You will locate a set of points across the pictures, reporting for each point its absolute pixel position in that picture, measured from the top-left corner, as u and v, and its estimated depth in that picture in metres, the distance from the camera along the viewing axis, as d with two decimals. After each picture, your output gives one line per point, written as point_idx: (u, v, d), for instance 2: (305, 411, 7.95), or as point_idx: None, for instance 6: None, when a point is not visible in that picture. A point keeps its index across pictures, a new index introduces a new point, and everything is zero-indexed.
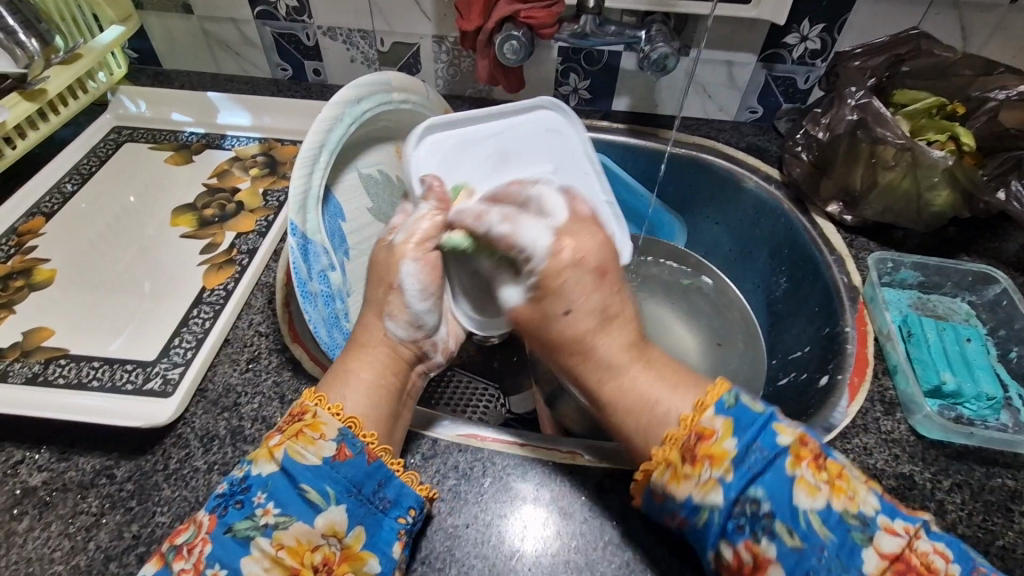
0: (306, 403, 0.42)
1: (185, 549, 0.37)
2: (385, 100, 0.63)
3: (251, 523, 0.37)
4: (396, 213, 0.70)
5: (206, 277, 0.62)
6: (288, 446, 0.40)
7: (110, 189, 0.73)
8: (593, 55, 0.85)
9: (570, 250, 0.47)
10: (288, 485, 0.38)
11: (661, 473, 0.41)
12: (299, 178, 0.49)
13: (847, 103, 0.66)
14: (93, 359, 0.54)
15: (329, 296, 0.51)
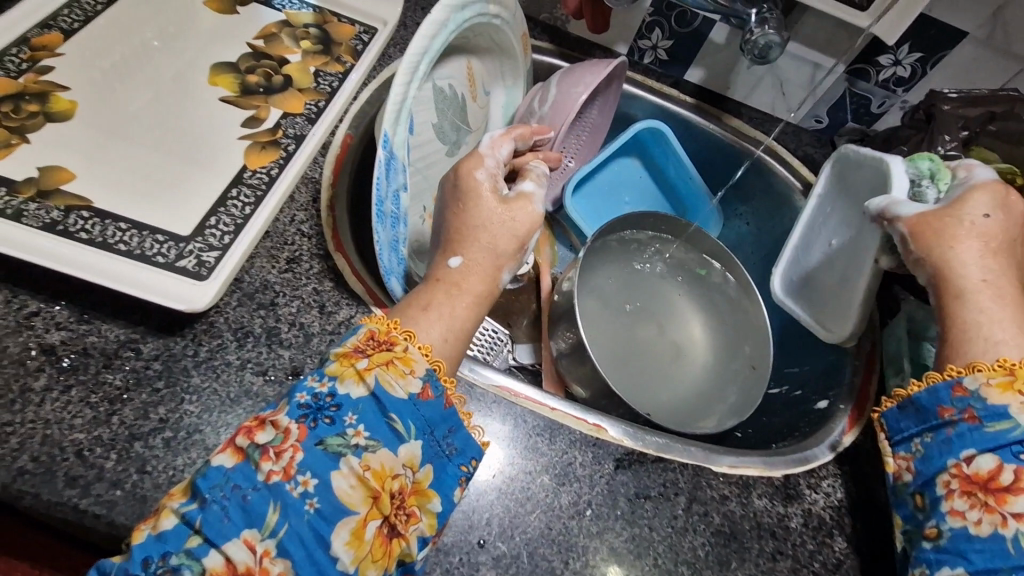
0: (392, 333, 0.42)
1: (271, 451, 0.37)
2: (481, 13, 0.57)
3: (343, 441, 0.37)
4: (452, 133, 0.67)
5: (248, 155, 0.56)
6: (380, 375, 0.39)
7: (138, 20, 0.64)
8: (686, 15, 0.79)
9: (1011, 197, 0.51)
10: (377, 412, 0.39)
11: (991, 376, 0.44)
12: (400, 85, 0.45)
13: (937, 149, 0.69)
14: (119, 219, 0.49)
15: (396, 219, 0.49)
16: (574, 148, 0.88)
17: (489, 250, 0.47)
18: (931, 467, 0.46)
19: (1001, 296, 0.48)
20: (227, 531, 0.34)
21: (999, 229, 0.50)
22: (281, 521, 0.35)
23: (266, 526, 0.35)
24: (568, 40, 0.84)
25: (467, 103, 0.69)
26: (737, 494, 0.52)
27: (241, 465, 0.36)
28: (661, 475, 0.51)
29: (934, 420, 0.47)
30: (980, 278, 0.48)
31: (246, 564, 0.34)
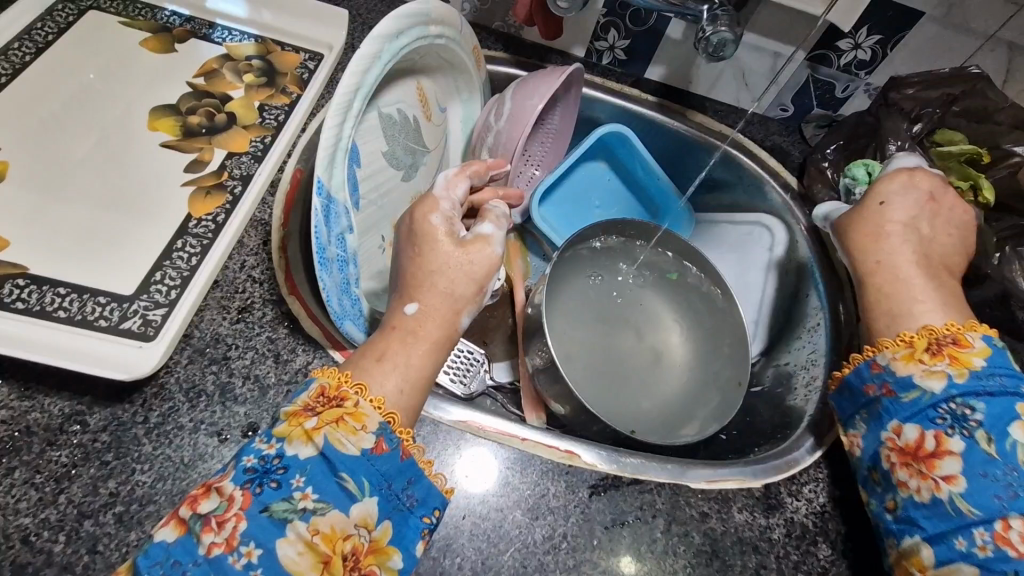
0: (343, 388, 0.41)
1: (212, 521, 0.36)
2: (422, 36, 0.56)
3: (289, 506, 0.36)
4: (407, 156, 0.65)
5: (192, 203, 0.55)
6: (329, 434, 0.38)
7: (70, 67, 0.62)
8: (640, 14, 0.77)
9: (913, 179, 0.59)
10: (326, 472, 0.37)
11: (897, 351, 0.50)
12: (332, 128, 0.45)
13: (889, 149, 0.70)
14: (57, 284, 0.48)
15: (343, 261, 0.51)
16: (539, 156, 0.87)
17: (444, 297, 0.46)
18: (870, 442, 0.51)
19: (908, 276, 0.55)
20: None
21: (903, 210, 0.58)
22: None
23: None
24: (523, 47, 0.82)
25: (420, 124, 0.67)
26: (716, 509, 0.51)
27: (183, 539, 0.35)
28: (637, 498, 0.50)
29: (863, 399, 0.52)
30: (876, 260, 0.57)
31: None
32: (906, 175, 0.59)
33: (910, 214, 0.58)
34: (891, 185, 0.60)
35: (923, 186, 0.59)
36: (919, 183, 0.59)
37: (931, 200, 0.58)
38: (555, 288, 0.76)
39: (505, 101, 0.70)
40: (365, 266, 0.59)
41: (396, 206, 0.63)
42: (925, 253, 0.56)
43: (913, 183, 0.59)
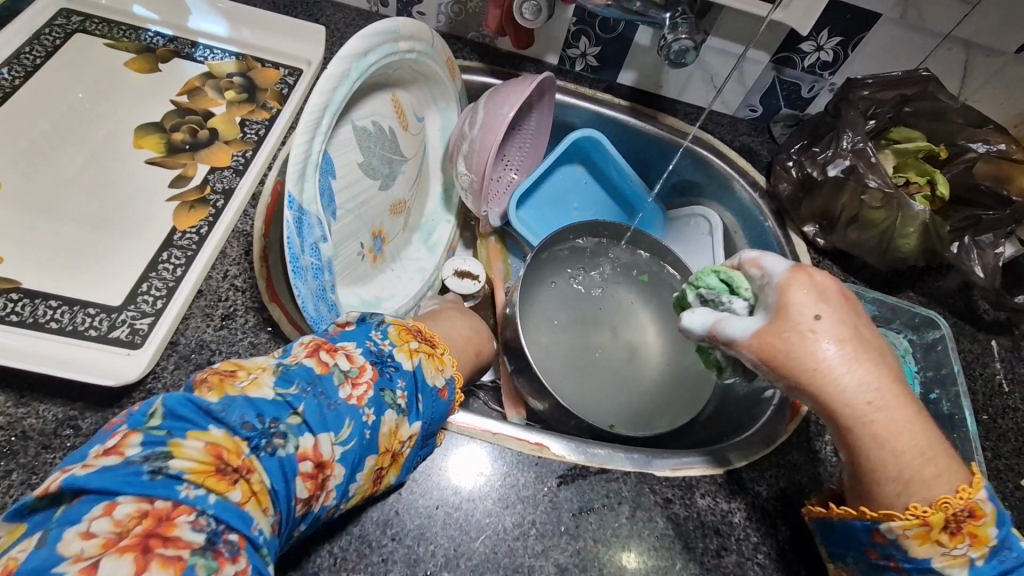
0: (433, 340, 0.52)
1: (349, 378, 0.43)
2: (392, 52, 0.59)
3: (394, 398, 0.45)
4: (384, 166, 0.68)
5: (177, 216, 0.57)
6: (426, 363, 0.48)
7: (58, 89, 0.65)
8: (608, 22, 0.80)
9: (812, 278, 0.44)
10: (421, 388, 0.47)
11: (909, 530, 0.41)
12: (300, 143, 0.48)
13: (841, 145, 0.69)
14: (49, 297, 0.51)
15: (318, 268, 0.53)
16: (518, 160, 0.89)
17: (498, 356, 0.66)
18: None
19: (889, 414, 0.41)
20: (317, 423, 0.40)
21: (839, 332, 0.42)
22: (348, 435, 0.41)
23: (341, 434, 0.41)
24: (498, 56, 0.85)
25: (396, 134, 0.69)
26: (679, 495, 0.54)
27: (325, 376, 0.42)
28: (604, 487, 0.53)
29: (862, 555, 0.46)
30: (866, 400, 0.41)
31: (325, 454, 0.40)
32: (810, 276, 0.45)
33: (849, 331, 0.42)
34: (801, 292, 0.44)
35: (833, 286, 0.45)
36: (824, 286, 0.44)
37: (847, 302, 0.44)
38: (530, 288, 0.79)
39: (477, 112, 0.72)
40: (347, 272, 0.63)
41: (373, 213, 0.67)
42: (892, 372, 0.42)
43: (818, 286, 0.44)
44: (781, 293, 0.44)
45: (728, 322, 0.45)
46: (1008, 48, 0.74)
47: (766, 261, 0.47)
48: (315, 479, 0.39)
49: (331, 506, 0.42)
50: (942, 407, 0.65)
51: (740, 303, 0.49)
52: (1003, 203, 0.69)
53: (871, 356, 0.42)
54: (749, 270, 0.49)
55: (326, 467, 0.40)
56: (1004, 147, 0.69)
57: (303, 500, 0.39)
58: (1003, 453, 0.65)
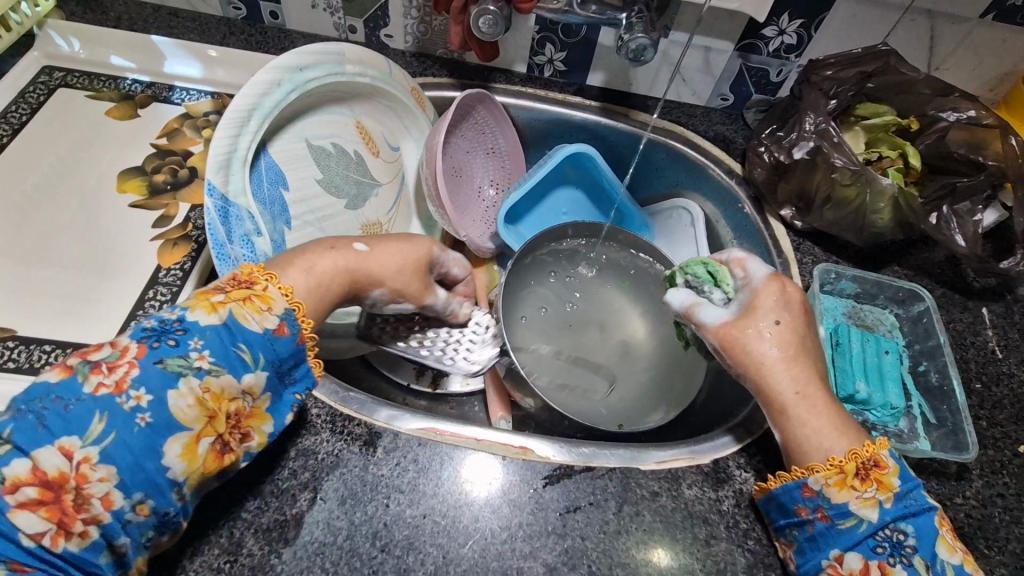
0: (256, 276, 0.48)
1: (104, 366, 0.41)
2: (338, 72, 0.62)
3: (183, 362, 0.42)
4: (351, 186, 0.71)
5: (161, 254, 0.60)
6: (236, 310, 0.44)
7: (44, 142, 0.68)
8: (571, 27, 0.81)
9: (783, 288, 0.56)
10: (224, 340, 0.43)
11: (828, 477, 0.48)
12: (224, 138, 0.49)
13: (804, 128, 0.69)
14: (44, 342, 0.53)
15: (253, 261, 0.52)
16: (503, 179, 0.92)
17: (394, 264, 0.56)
18: (809, 566, 0.48)
19: (813, 406, 0.51)
20: (48, 435, 0.37)
21: (785, 338, 0.54)
22: (108, 429, 0.39)
23: (89, 434, 0.38)
24: (466, 70, 0.87)
25: (362, 157, 0.72)
26: (666, 488, 0.54)
27: (68, 380, 0.40)
28: (590, 485, 0.54)
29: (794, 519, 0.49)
30: (795, 390, 0.52)
31: (65, 471, 0.37)
32: (794, 285, 0.57)
33: (796, 340, 0.54)
34: (769, 296, 0.55)
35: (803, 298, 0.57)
36: (791, 296, 0.56)
37: (806, 311, 0.56)
38: (514, 292, 0.80)
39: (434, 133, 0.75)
40: None
41: (338, 230, 0.68)
42: (820, 376, 0.53)
43: (784, 299, 0.55)
44: (753, 294, 0.56)
45: (702, 309, 0.57)
46: (973, 15, 0.74)
47: (750, 264, 0.59)
48: (55, 504, 0.36)
49: (135, 509, 0.39)
50: (931, 378, 0.65)
51: (718, 294, 0.60)
52: (975, 167, 0.69)
53: (812, 357, 0.54)
54: (733, 269, 0.60)
55: (74, 479, 0.37)
56: (975, 113, 0.69)
57: (48, 534, 0.36)
58: (1000, 421, 0.65)
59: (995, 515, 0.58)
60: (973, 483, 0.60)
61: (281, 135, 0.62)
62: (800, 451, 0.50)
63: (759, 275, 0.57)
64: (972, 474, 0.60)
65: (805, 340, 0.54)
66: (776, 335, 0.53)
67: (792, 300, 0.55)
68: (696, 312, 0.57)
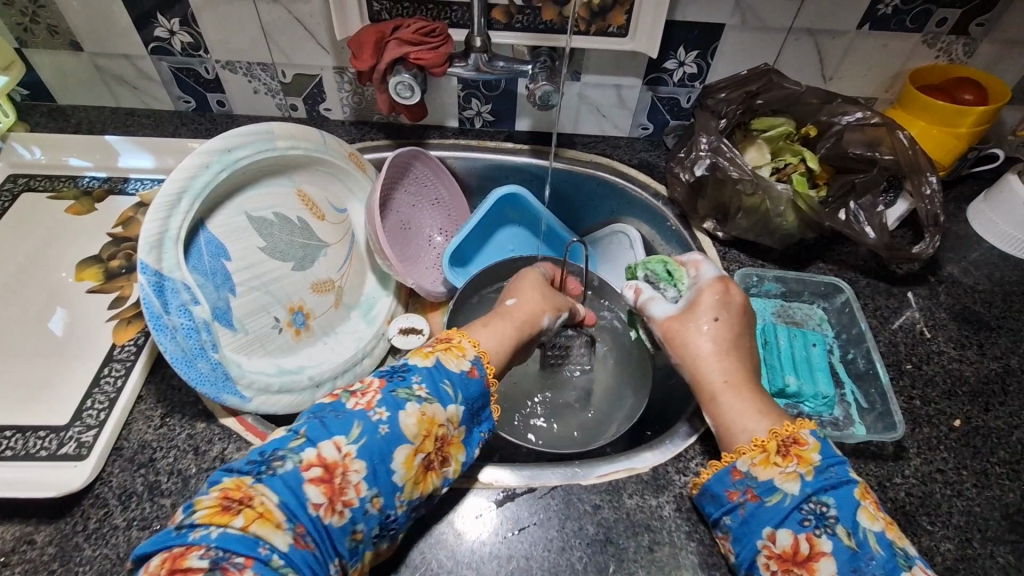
0: (452, 335, 0.60)
1: (358, 392, 0.52)
2: (268, 148, 0.68)
3: (409, 392, 0.52)
4: (297, 250, 0.75)
5: (115, 333, 0.64)
6: (440, 356, 0.56)
7: (9, 243, 0.73)
8: (491, 82, 0.88)
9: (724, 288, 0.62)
10: (435, 377, 0.54)
11: (752, 457, 0.51)
12: (155, 221, 0.54)
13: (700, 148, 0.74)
14: (3, 428, 0.56)
15: (192, 329, 0.56)
16: (448, 225, 0.97)
17: (537, 299, 0.70)
18: (746, 550, 0.49)
19: (740, 392, 0.55)
20: (326, 434, 0.48)
21: (721, 334, 0.59)
22: (361, 434, 0.48)
23: (351, 435, 0.48)
24: (402, 131, 0.94)
25: (307, 222, 0.77)
26: (607, 500, 0.56)
27: (336, 401, 0.52)
28: (532, 506, 0.56)
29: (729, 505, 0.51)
30: (723, 378, 0.57)
31: (332, 459, 0.47)
32: (736, 287, 0.62)
33: (731, 337, 0.59)
34: (711, 297, 0.61)
35: (745, 300, 0.62)
36: (732, 298, 0.61)
37: (745, 314, 0.61)
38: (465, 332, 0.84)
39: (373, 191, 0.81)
40: (256, 343, 0.68)
41: (286, 291, 0.73)
42: (749, 371, 0.58)
43: (723, 303, 0.60)
44: (697, 294, 0.62)
45: (655, 302, 0.64)
46: (850, 27, 0.81)
47: (702, 266, 0.65)
48: (330, 484, 0.46)
49: (371, 501, 0.47)
50: (860, 364, 0.68)
51: (672, 291, 0.65)
52: (870, 163, 0.75)
53: (745, 352, 0.59)
54: (689, 270, 0.66)
55: (342, 466, 0.47)
56: (863, 115, 0.74)
57: (324, 506, 0.45)
58: (933, 398, 0.67)
59: (936, 491, 0.59)
60: (911, 461, 0.61)
61: (221, 212, 0.67)
62: (730, 432, 0.54)
63: (709, 277, 0.63)
64: (909, 453, 0.62)
65: (736, 338, 0.59)
66: (711, 330, 0.59)
67: (731, 300, 0.61)
68: (650, 306, 0.64)
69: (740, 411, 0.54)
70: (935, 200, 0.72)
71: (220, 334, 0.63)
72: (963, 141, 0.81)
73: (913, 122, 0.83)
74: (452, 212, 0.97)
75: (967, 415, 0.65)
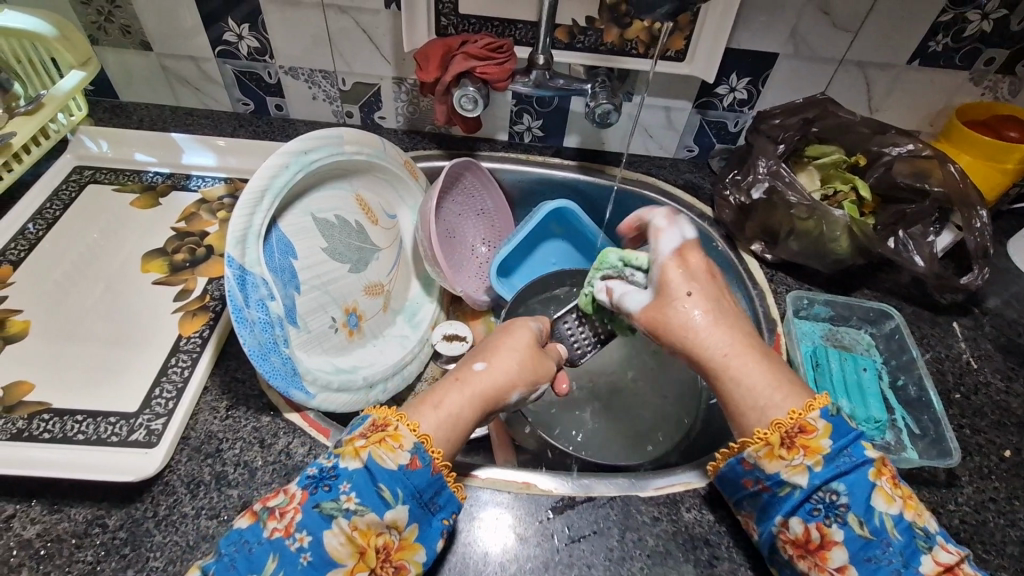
0: (388, 417, 0.50)
1: (277, 511, 0.46)
2: (337, 152, 0.70)
3: (336, 504, 0.45)
4: (353, 253, 0.77)
5: (181, 324, 0.66)
6: (373, 451, 0.47)
7: (76, 233, 0.74)
8: (544, 99, 0.90)
9: (682, 263, 0.56)
10: (367, 481, 0.46)
11: (758, 449, 0.50)
12: (241, 217, 0.56)
13: (758, 171, 0.77)
14: (75, 412, 0.57)
15: (267, 323, 0.58)
16: (494, 236, 0.99)
17: (511, 369, 0.57)
18: (764, 532, 0.51)
19: (746, 361, 0.51)
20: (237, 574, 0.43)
21: (705, 303, 0.53)
22: (278, 568, 0.44)
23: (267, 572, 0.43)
24: (453, 142, 0.96)
25: (363, 226, 0.79)
26: (666, 513, 0.57)
27: (253, 525, 0.46)
28: (593, 514, 0.56)
29: (745, 491, 0.52)
30: (722, 350, 0.52)
31: None
32: (697, 253, 0.57)
33: (711, 303, 0.54)
34: (676, 277, 0.55)
35: (710, 263, 0.56)
36: (695, 267, 0.56)
37: (716, 275, 0.56)
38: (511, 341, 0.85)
39: (428, 199, 0.82)
40: (316, 343, 0.69)
41: (342, 291, 0.74)
42: (748, 329, 0.54)
43: (690, 274, 0.55)
44: (661, 276, 0.56)
45: (629, 298, 0.59)
46: (899, 62, 0.83)
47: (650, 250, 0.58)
48: None
49: None
50: (910, 390, 0.69)
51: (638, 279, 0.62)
52: (921, 194, 0.76)
53: (734, 310, 0.55)
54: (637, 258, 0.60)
55: None
56: (914, 147, 0.76)
57: None
58: (983, 427, 0.67)
59: (990, 520, 0.60)
60: (964, 489, 0.61)
61: (290, 211, 0.69)
62: (740, 410, 0.51)
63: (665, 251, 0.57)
64: (961, 481, 0.62)
65: (721, 297, 0.54)
66: (691, 311, 0.53)
67: (694, 270, 0.55)
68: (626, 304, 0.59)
69: (756, 376, 0.51)
70: (985, 233, 0.73)
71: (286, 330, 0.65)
72: (1008, 176, 0.83)
73: (958, 154, 0.84)
74: (500, 221, 0.98)
75: (1018, 446, 0.66)
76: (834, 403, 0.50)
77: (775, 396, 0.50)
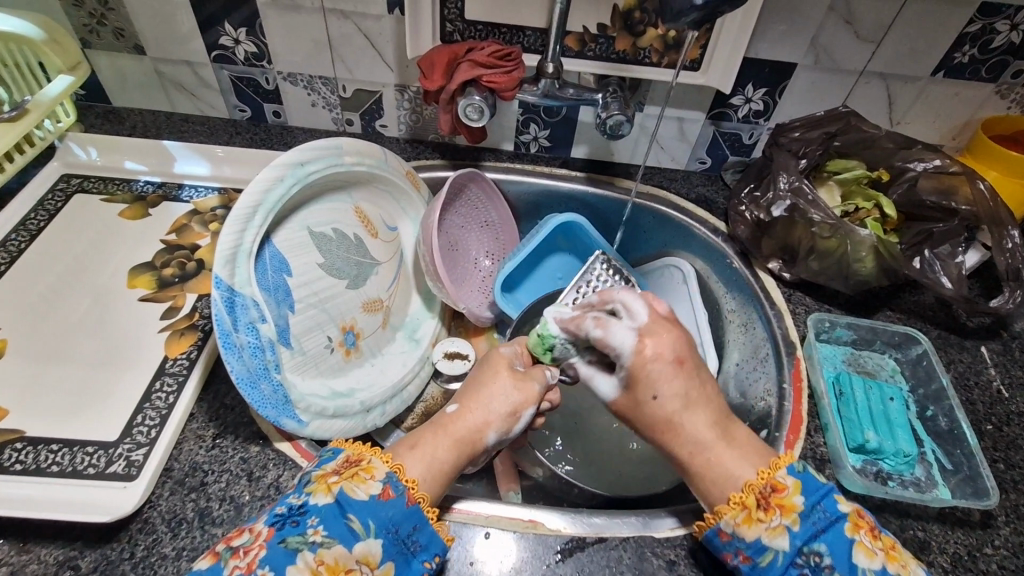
0: (363, 453, 0.49)
1: (240, 550, 0.42)
2: (336, 163, 0.66)
3: (302, 538, 0.43)
4: (351, 268, 0.73)
5: (168, 345, 0.62)
6: (344, 483, 0.46)
7: (61, 245, 0.71)
8: (552, 109, 0.87)
9: (650, 354, 0.53)
10: (337, 514, 0.44)
11: (735, 516, 0.49)
12: (231, 234, 0.52)
13: (779, 187, 0.73)
14: (50, 441, 0.53)
15: (257, 347, 0.54)
16: (498, 249, 0.95)
17: (487, 406, 0.54)
18: None
19: (713, 444, 0.52)
20: None
21: (676, 398, 0.52)
22: None
23: None
24: (457, 151, 0.93)
25: (362, 240, 0.75)
26: (683, 556, 0.53)
27: (213, 565, 0.42)
28: (604, 557, 0.52)
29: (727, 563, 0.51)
30: (690, 447, 0.52)
31: None
32: (663, 336, 0.53)
33: (683, 395, 0.53)
34: (650, 370, 0.53)
35: (678, 348, 0.53)
36: (664, 354, 0.53)
37: (685, 363, 0.53)
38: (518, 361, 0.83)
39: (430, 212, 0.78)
40: (311, 364, 0.65)
41: (339, 309, 0.70)
42: (717, 416, 0.53)
43: (660, 365, 0.53)
44: (631, 363, 0.54)
45: (598, 377, 0.58)
46: (923, 74, 0.80)
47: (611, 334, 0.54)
48: None
49: None
50: (940, 422, 0.65)
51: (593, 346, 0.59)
52: (948, 213, 0.72)
53: (705, 397, 0.53)
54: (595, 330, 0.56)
55: None
56: (940, 162, 0.72)
57: None
58: (1018, 462, 0.63)
59: None
60: (1001, 531, 0.57)
61: (285, 226, 0.65)
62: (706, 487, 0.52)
63: (622, 337, 0.54)
64: (998, 521, 0.58)
65: (691, 385, 0.53)
66: (665, 407, 0.52)
67: (665, 359, 0.53)
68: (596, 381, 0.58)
69: (726, 457, 0.51)
70: (1017, 254, 0.69)
71: (279, 352, 0.61)
72: None
73: (985, 170, 0.80)
74: (505, 233, 0.94)
75: None
76: (802, 461, 0.51)
77: (740, 465, 0.51)
